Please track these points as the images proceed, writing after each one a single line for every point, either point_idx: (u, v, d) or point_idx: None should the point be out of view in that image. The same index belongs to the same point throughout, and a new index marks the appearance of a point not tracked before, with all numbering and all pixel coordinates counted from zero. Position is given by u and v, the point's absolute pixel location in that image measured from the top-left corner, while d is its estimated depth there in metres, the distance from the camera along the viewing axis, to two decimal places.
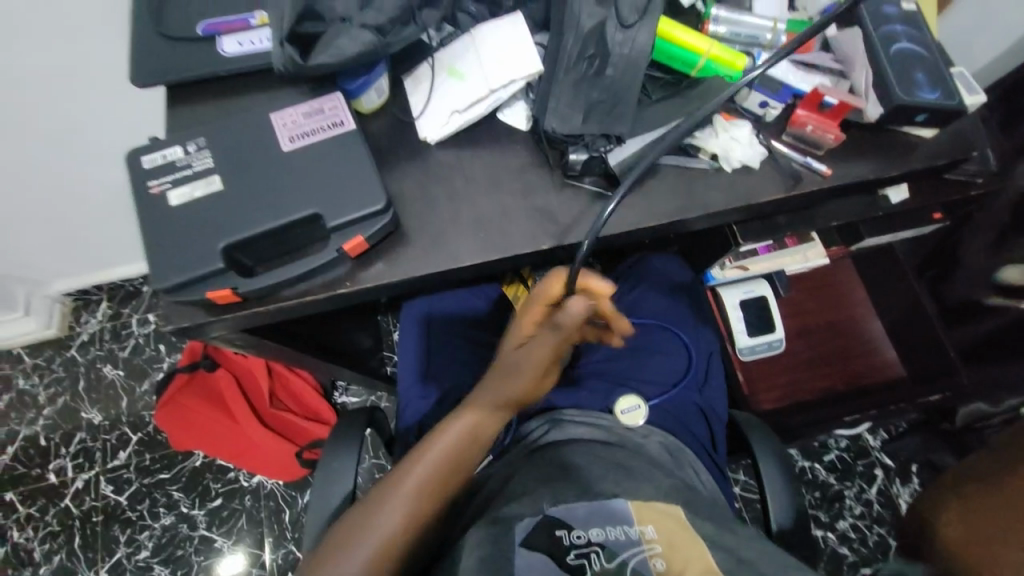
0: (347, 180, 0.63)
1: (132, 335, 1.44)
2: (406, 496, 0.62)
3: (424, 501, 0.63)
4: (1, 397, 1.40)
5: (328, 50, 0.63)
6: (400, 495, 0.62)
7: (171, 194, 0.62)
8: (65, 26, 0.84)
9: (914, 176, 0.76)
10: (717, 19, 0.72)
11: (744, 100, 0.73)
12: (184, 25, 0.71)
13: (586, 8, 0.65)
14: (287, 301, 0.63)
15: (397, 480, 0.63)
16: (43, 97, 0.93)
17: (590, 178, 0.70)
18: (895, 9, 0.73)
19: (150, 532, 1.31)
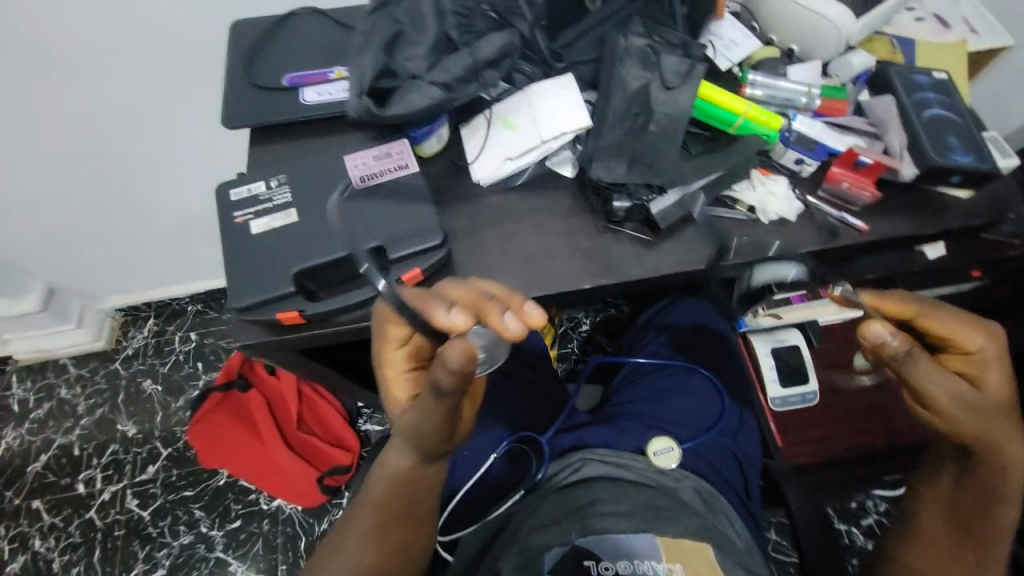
0: (408, 217, 0.69)
1: (173, 352, 1.51)
2: (372, 529, 0.64)
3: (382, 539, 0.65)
4: (43, 404, 1.47)
5: (402, 102, 0.71)
6: (367, 530, 0.64)
7: (252, 224, 0.68)
8: (165, 72, 0.96)
9: (951, 234, 0.78)
10: (754, 84, 0.77)
11: (780, 156, 0.77)
12: (273, 77, 0.80)
13: (634, 72, 0.72)
14: (342, 326, 0.67)
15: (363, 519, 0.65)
16: (134, 130, 1.04)
17: (631, 224, 0.74)
18: (926, 78, 0.79)
19: (168, 550, 1.32)
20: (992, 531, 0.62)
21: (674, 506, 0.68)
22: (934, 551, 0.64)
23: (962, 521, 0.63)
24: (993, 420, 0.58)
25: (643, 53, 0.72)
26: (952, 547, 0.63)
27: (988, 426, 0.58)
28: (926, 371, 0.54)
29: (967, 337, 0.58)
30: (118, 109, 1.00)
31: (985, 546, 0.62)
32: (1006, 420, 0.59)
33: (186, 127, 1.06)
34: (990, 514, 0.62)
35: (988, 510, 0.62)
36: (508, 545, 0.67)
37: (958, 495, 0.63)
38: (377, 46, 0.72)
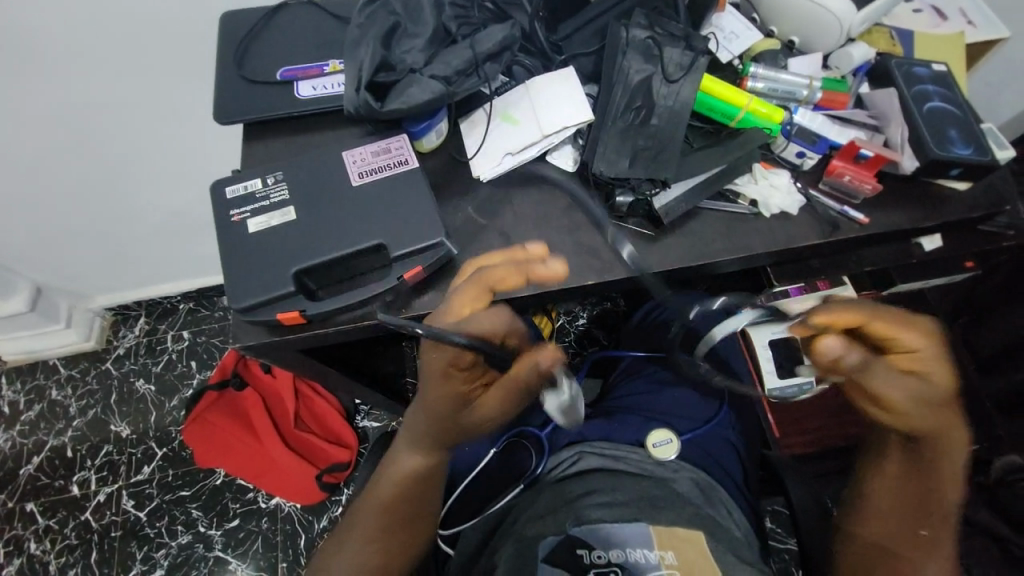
0: (408, 213, 0.67)
1: (166, 351, 1.49)
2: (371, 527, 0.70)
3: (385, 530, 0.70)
4: (33, 406, 1.44)
5: (401, 97, 0.69)
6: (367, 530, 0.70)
7: (250, 222, 0.67)
8: (152, 65, 0.93)
9: (949, 227, 0.78)
10: (755, 76, 0.77)
11: (781, 150, 0.76)
12: (265, 70, 0.78)
13: (636, 64, 0.71)
14: (343, 325, 0.66)
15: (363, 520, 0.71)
16: (121, 125, 1.02)
17: (634, 219, 0.73)
18: (925, 70, 0.79)
19: (166, 550, 1.31)
20: (935, 509, 0.67)
21: (669, 494, 0.71)
22: (893, 531, 0.68)
23: (913, 504, 0.67)
24: (934, 412, 0.64)
25: (645, 46, 0.71)
26: (900, 519, 0.68)
27: (928, 417, 0.64)
28: (872, 373, 0.63)
29: (910, 341, 0.63)
30: (103, 103, 0.97)
31: (933, 524, 0.67)
32: (947, 410, 0.64)
33: (175, 121, 1.04)
34: (934, 492, 0.67)
35: (931, 489, 0.67)
36: (510, 536, 0.69)
37: (907, 479, 0.68)
38: (375, 39, 0.71)
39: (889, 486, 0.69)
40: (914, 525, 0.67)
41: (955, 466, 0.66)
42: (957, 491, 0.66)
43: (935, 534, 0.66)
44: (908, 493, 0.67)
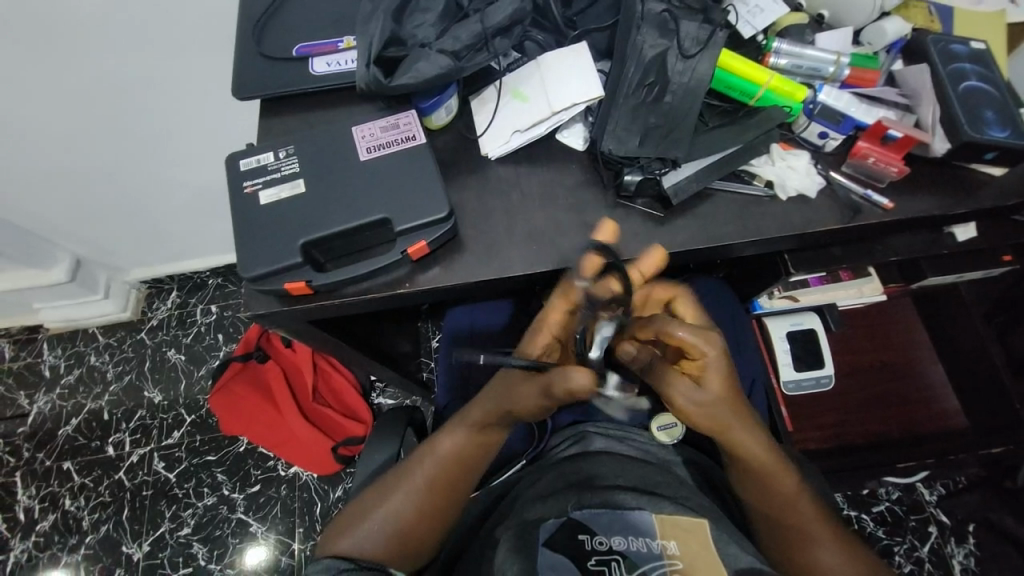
0: (415, 189, 0.68)
1: (196, 323, 1.56)
2: (415, 492, 0.67)
3: (428, 505, 0.67)
4: (74, 371, 1.54)
5: (408, 72, 0.69)
6: (409, 490, 0.67)
7: (262, 193, 0.69)
8: (175, 44, 0.96)
9: (984, 215, 0.74)
10: (778, 52, 0.73)
11: (802, 131, 0.73)
12: (282, 46, 0.80)
13: (650, 39, 0.69)
14: (349, 298, 0.68)
15: (406, 477, 0.68)
16: (149, 104, 1.05)
17: (642, 200, 0.72)
18: (964, 48, 0.74)
19: (192, 510, 1.39)
20: (788, 502, 0.66)
21: (672, 481, 0.68)
22: (776, 542, 0.67)
23: (771, 513, 0.67)
24: (727, 413, 0.60)
25: (660, 19, 0.69)
26: (777, 529, 0.67)
27: (721, 416, 0.60)
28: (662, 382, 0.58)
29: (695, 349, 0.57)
30: (133, 82, 1.00)
31: (797, 522, 0.66)
32: (727, 400, 0.60)
33: (198, 101, 1.07)
34: (778, 493, 0.66)
35: (775, 493, 0.66)
36: (506, 514, 0.68)
37: (754, 492, 0.67)
38: (386, 13, 0.71)
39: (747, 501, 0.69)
40: (787, 530, 0.67)
41: (780, 461, 0.65)
42: (795, 479, 0.66)
43: (806, 525, 0.66)
44: (761, 503, 0.67)
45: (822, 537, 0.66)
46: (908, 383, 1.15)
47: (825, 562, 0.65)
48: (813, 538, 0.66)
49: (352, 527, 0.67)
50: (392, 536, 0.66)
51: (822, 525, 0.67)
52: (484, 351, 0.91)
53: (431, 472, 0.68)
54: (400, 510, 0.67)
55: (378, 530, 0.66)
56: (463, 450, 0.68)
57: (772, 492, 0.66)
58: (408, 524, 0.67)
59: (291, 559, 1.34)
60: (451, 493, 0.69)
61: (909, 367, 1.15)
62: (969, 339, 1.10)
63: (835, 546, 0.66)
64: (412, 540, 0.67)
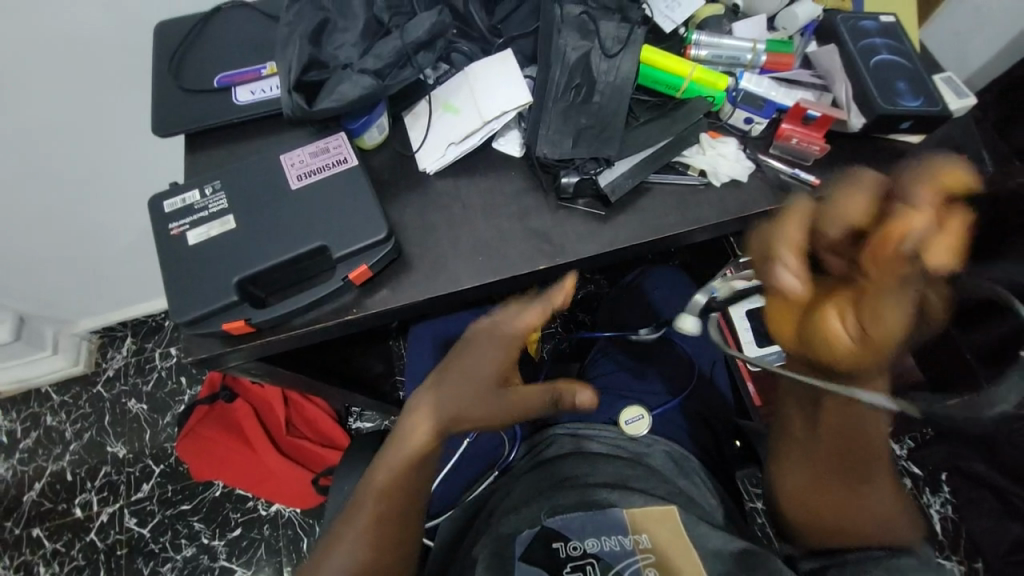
0: (352, 212, 0.67)
1: (155, 369, 1.49)
2: (370, 521, 0.64)
3: (382, 537, 0.64)
4: (29, 434, 1.45)
5: (332, 95, 0.68)
6: (365, 521, 0.64)
7: (190, 233, 0.66)
8: (93, 84, 0.91)
9: (909, 180, 0.78)
10: (698, 44, 0.75)
11: (728, 117, 0.75)
12: (202, 78, 0.77)
13: (572, 42, 0.70)
14: (296, 331, 0.66)
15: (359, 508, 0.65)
16: (75, 149, 1.00)
17: (583, 200, 0.72)
18: (873, 23, 0.78)
19: (172, 564, 1.33)
20: (849, 437, 0.61)
21: (642, 474, 0.68)
22: (810, 479, 0.63)
23: (827, 430, 0.62)
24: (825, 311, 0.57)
25: (580, 22, 0.70)
26: (822, 468, 0.62)
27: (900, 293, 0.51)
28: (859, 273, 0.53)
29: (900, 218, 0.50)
30: (53, 128, 0.95)
31: (852, 461, 0.61)
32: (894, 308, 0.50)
33: (128, 141, 1.02)
34: (853, 410, 0.61)
35: (838, 422, 0.61)
36: (483, 530, 0.67)
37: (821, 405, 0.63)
38: (303, 37, 0.69)
39: (807, 416, 0.65)
40: (840, 452, 0.61)
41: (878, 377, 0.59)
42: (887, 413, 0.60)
43: (868, 453, 0.61)
44: (819, 416, 0.63)
45: (879, 480, 0.60)
46: None
47: (873, 506, 0.60)
48: (863, 478, 0.60)
49: (315, 571, 0.63)
50: (357, 571, 0.62)
51: (884, 471, 0.61)
52: None
53: (381, 498, 0.64)
54: (356, 546, 0.63)
55: (338, 571, 0.62)
56: (404, 470, 0.65)
57: (846, 424, 0.61)
58: (366, 562, 0.63)
59: None
60: (399, 517, 0.65)
61: None
62: None
63: (888, 487, 0.60)
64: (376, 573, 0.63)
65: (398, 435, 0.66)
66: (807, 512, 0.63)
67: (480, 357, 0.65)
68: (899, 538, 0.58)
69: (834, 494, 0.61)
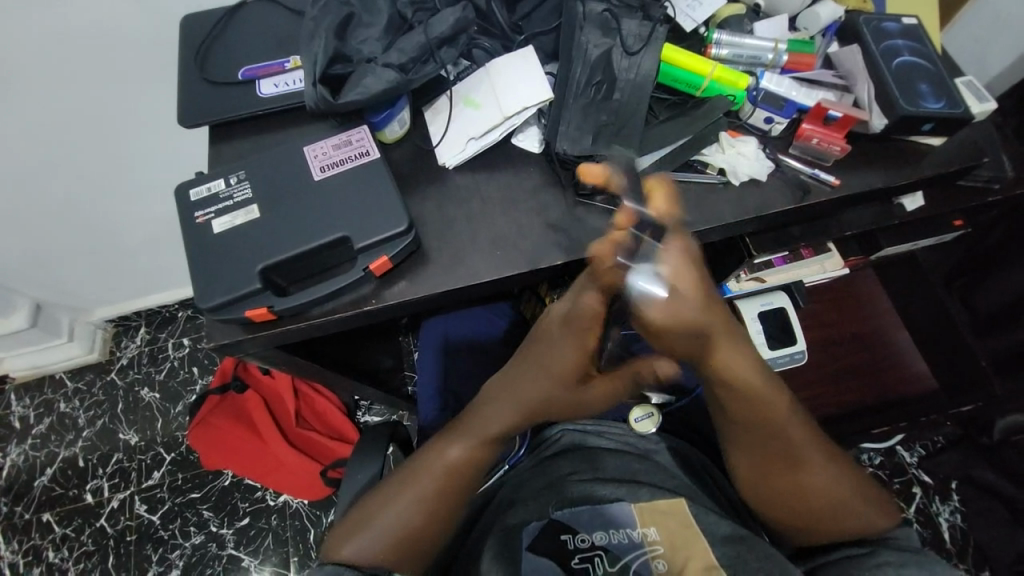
0: (373, 204, 0.68)
1: (168, 358, 1.51)
2: (405, 507, 0.65)
3: (437, 510, 0.66)
4: (43, 420, 1.47)
5: (356, 88, 0.69)
6: (400, 506, 0.66)
7: (215, 222, 0.67)
8: (119, 75, 0.93)
9: (929, 183, 0.77)
10: (719, 43, 0.75)
11: (749, 117, 0.75)
12: (227, 71, 0.78)
13: (594, 39, 0.70)
14: (316, 320, 0.67)
15: (398, 493, 0.66)
16: (98, 139, 1.02)
17: (601, 196, 0.72)
18: (895, 25, 0.78)
19: (180, 551, 1.35)
20: (777, 424, 0.62)
21: (652, 468, 0.69)
22: (756, 470, 0.65)
23: (762, 444, 0.64)
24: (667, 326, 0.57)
25: (602, 19, 0.70)
26: (762, 458, 0.64)
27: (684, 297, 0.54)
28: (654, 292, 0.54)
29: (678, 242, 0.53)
30: (79, 118, 0.97)
31: (782, 445, 0.63)
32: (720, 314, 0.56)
33: (150, 131, 1.04)
34: (771, 415, 0.62)
35: (763, 412, 0.62)
36: (489, 521, 0.67)
37: (732, 412, 0.63)
38: (328, 30, 0.70)
39: (731, 428, 0.64)
40: (783, 461, 0.64)
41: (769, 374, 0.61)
42: (787, 396, 0.62)
43: (804, 451, 0.63)
44: (750, 428, 0.63)
45: (815, 460, 0.63)
46: (881, 351, 1.18)
47: (816, 484, 0.63)
48: (797, 460, 0.63)
49: (353, 530, 0.66)
50: (390, 546, 0.65)
51: (815, 448, 0.64)
52: (460, 359, 0.90)
53: (423, 484, 0.66)
54: (408, 512, 0.66)
55: (382, 533, 0.65)
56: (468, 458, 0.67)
57: (765, 411, 0.62)
58: (398, 541, 0.65)
59: None
60: (461, 496, 0.68)
61: (880, 336, 1.19)
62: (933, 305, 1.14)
63: (831, 471, 0.64)
64: (407, 551, 0.66)
65: (472, 420, 0.67)
66: (785, 524, 0.66)
67: (562, 343, 0.61)
68: (871, 525, 0.63)
69: (799, 501, 0.64)
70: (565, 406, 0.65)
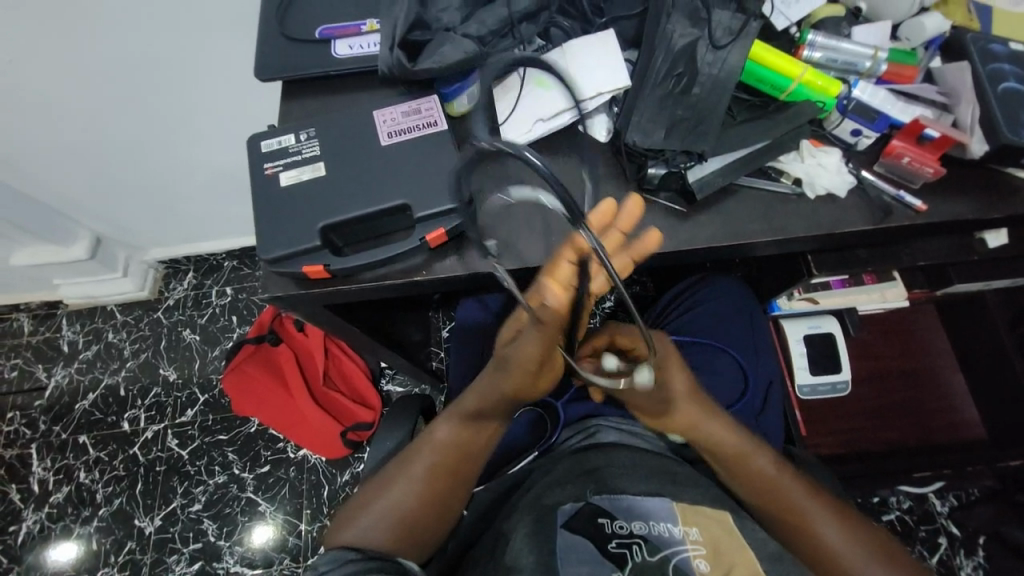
0: (436, 175, 0.68)
1: (210, 304, 1.58)
2: (416, 480, 0.68)
3: (431, 492, 0.68)
4: (91, 347, 1.56)
5: (433, 56, 0.68)
6: (411, 479, 0.68)
7: (282, 175, 0.69)
8: (200, 26, 0.95)
9: (1020, 221, 0.71)
10: (813, 45, 0.70)
11: (834, 127, 0.71)
12: (306, 27, 0.79)
13: (680, 28, 0.67)
14: (366, 283, 0.67)
15: (405, 467, 0.69)
16: (171, 84, 1.05)
17: (665, 194, 0.70)
18: (1004, 47, 0.71)
19: (203, 487, 1.42)
20: (764, 475, 0.67)
21: (686, 473, 0.67)
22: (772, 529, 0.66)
23: (764, 509, 0.66)
24: (677, 412, 0.67)
25: (692, 7, 0.67)
26: (769, 514, 0.66)
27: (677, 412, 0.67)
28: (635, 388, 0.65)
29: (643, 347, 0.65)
30: (156, 62, 1.00)
31: (779, 496, 0.66)
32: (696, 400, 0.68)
33: (223, 83, 1.07)
34: (758, 476, 0.67)
35: (747, 465, 0.68)
36: (518, 502, 0.67)
37: (730, 475, 0.69)
38: None
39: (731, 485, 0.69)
40: (778, 524, 0.65)
41: (747, 438, 0.69)
42: (767, 454, 0.68)
43: (801, 509, 0.65)
44: (746, 494, 0.68)
45: (822, 515, 0.64)
46: (926, 392, 1.13)
47: (831, 540, 0.63)
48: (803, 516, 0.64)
49: (359, 511, 0.67)
50: (399, 520, 0.66)
51: (818, 503, 0.65)
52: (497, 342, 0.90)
53: (432, 459, 0.69)
54: (404, 497, 0.67)
55: (380, 519, 0.66)
56: (463, 436, 0.69)
57: (745, 460, 0.68)
58: (411, 516, 0.67)
59: (298, 539, 1.36)
60: (453, 477, 0.69)
61: (926, 375, 1.14)
62: (991, 347, 1.07)
63: (847, 528, 0.63)
64: (414, 528, 0.67)
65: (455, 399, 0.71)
66: None
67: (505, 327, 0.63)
68: None
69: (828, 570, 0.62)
70: (495, 367, 0.64)
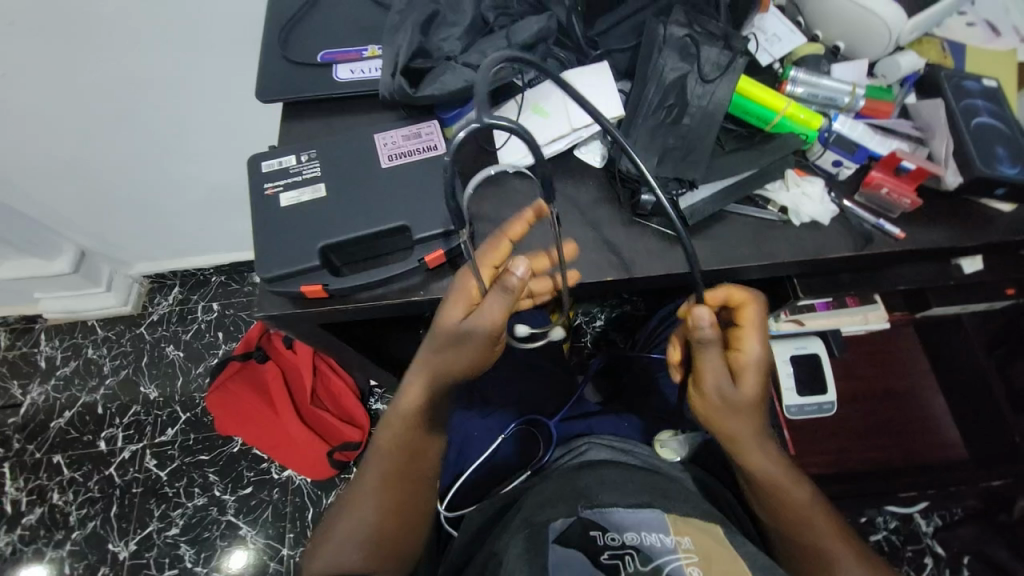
0: (434, 197, 0.69)
1: (196, 320, 1.55)
2: (369, 495, 0.67)
3: (387, 504, 0.67)
4: (70, 362, 1.52)
5: (435, 83, 0.70)
6: (364, 496, 0.67)
7: (282, 196, 0.69)
8: (200, 45, 0.97)
9: (991, 248, 0.75)
10: (795, 80, 0.74)
11: (816, 158, 0.75)
12: (308, 51, 0.80)
13: (671, 62, 0.71)
14: (363, 302, 0.68)
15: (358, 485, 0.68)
16: (169, 100, 1.06)
17: (658, 219, 0.72)
18: (976, 84, 0.76)
19: (182, 510, 1.37)
20: (799, 507, 0.67)
21: (679, 491, 0.67)
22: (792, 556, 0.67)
23: (789, 538, 0.67)
24: (740, 417, 0.63)
25: (681, 44, 0.71)
26: (794, 542, 0.67)
27: (742, 418, 0.63)
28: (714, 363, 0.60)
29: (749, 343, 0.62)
30: (155, 78, 1.01)
31: (807, 530, 0.67)
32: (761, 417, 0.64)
33: (221, 100, 1.08)
34: (790, 506, 0.67)
35: (785, 496, 0.67)
36: (511, 522, 0.67)
37: (763, 500, 0.68)
38: (414, 25, 0.72)
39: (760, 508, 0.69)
40: (801, 556, 0.66)
41: (790, 469, 0.68)
42: (807, 487, 0.68)
43: (826, 547, 0.66)
44: (773, 520, 0.68)
45: (844, 555, 0.65)
46: (908, 412, 1.16)
47: None
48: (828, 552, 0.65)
49: (327, 537, 0.68)
50: (365, 540, 0.66)
51: (841, 542, 0.66)
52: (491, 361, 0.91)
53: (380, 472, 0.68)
54: (363, 516, 0.67)
55: (346, 543, 0.66)
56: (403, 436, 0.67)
57: (786, 491, 0.67)
58: (375, 533, 0.66)
59: (280, 563, 1.31)
60: (405, 483, 0.68)
61: (908, 396, 1.16)
62: None
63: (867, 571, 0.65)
64: (382, 545, 0.66)
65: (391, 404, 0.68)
66: None
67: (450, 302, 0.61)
68: None
69: None
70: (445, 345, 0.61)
